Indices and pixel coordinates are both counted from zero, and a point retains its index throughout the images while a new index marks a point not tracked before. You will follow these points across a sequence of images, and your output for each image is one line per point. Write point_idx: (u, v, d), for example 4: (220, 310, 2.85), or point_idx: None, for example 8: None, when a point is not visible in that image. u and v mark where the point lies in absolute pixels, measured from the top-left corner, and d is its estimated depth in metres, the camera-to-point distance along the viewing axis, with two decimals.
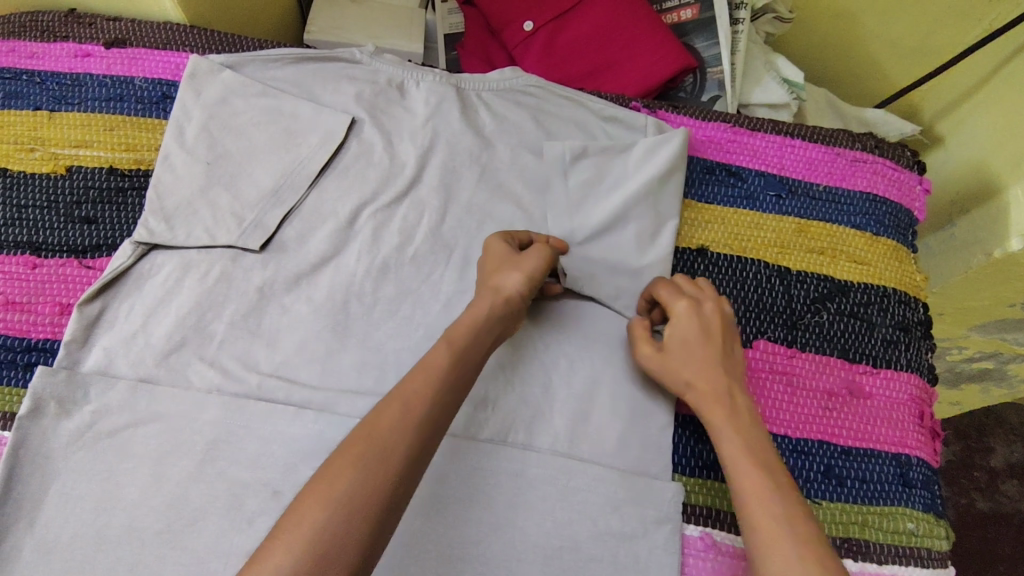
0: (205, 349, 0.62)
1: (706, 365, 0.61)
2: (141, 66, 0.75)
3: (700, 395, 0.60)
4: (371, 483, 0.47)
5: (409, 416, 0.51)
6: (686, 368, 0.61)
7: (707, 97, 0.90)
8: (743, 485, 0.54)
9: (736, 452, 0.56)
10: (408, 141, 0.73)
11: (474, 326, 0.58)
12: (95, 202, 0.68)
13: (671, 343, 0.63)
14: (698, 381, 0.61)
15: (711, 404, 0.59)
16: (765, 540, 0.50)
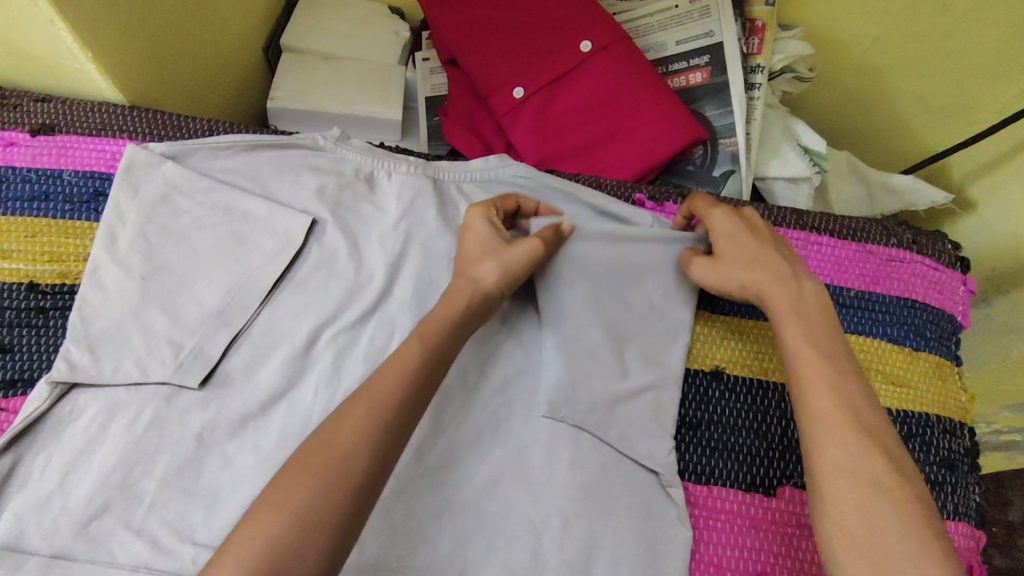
0: (133, 514, 0.53)
1: (758, 251, 0.57)
2: (71, 157, 0.66)
3: (764, 284, 0.55)
4: (308, 539, 0.39)
5: (351, 461, 0.42)
6: (735, 269, 0.57)
7: (719, 172, 0.79)
8: (806, 369, 0.50)
9: (797, 345, 0.51)
10: (377, 248, 0.64)
11: None
12: (12, 327, 0.59)
13: (717, 245, 0.59)
14: (749, 278, 0.56)
15: (767, 299, 0.54)
16: (829, 444, 0.46)
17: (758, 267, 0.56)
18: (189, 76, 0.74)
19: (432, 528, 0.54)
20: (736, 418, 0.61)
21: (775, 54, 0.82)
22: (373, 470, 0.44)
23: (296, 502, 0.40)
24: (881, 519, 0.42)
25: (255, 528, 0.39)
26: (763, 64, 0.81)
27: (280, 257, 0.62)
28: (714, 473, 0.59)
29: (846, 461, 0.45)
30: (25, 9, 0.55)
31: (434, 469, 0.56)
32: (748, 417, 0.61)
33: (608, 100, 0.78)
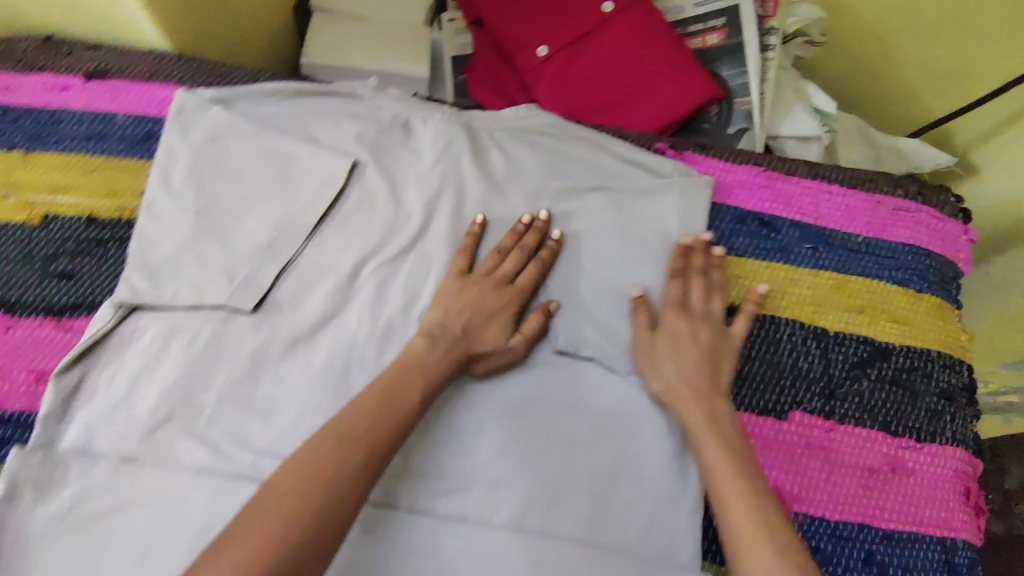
0: (195, 424, 0.58)
1: (691, 366, 0.60)
2: (122, 101, 0.69)
3: (689, 402, 0.59)
4: (302, 528, 0.45)
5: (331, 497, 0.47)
6: (671, 367, 0.60)
7: (734, 130, 0.83)
8: (728, 493, 0.53)
9: (718, 463, 0.55)
10: (414, 188, 0.68)
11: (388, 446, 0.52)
12: (73, 256, 0.63)
13: (660, 332, 0.62)
14: (681, 384, 0.60)
15: (694, 409, 0.58)
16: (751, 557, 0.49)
17: (689, 382, 0.60)
18: (228, 30, 0.78)
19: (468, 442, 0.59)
20: (750, 349, 0.65)
21: (789, 17, 0.86)
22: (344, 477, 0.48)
23: (309, 498, 0.47)
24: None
25: (274, 512, 0.45)
26: (778, 27, 0.84)
27: (323, 196, 0.66)
28: (731, 399, 0.63)
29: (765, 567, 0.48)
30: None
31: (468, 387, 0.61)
32: (760, 348, 0.65)
33: (628, 60, 0.82)
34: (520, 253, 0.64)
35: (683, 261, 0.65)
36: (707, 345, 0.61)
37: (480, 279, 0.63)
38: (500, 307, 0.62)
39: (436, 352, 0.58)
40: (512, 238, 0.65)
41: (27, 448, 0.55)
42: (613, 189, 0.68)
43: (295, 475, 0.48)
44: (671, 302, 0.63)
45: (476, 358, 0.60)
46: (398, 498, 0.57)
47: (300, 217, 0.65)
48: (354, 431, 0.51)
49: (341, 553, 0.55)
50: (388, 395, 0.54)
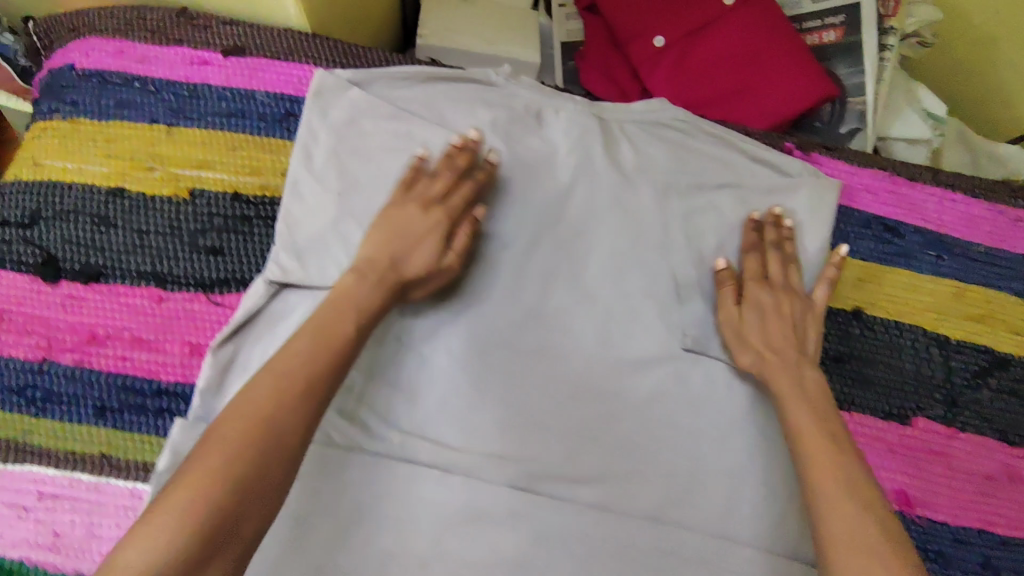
0: (343, 403, 0.59)
1: (780, 337, 0.61)
2: (261, 79, 0.70)
3: (776, 367, 0.59)
4: (257, 459, 0.45)
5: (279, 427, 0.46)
6: (761, 337, 0.61)
7: (846, 129, 0.83)
8: (806, 450, 0.53)
9: (802, 425, 0.55)
10: (547, 176, 0.68)
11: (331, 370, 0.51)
12: (220, 232, 0.64)
13: (748, 302, 0.63)
14: (773, 350, 0.60)
15: (781, 376, 0.59)
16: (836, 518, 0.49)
17: (777, 350, 0.60)
18: (350, 8, 0.78)
19: (604, 430, 0.61)
20: (872, 353, 0.66)
21: (908, 19, 0.85)
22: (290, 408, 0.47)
23: (247, 438, 0.45)
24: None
25: (213, 458, 0.44)
26: (896, 27, 0.84)
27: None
28: (856, 401, 0.65)
29: (847, 523, 0.48)
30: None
31: (604, 377, 0.62)
32: (882, 352, 0.66)
33: (746, 53, 0.80)
34: (454, 172, 0.62)
35: (757, 236, 0.66)
36: (793, 318, 0.62)
37: (412, 202, 0.60)
38: (426, 226, 0.59)
39: (367, 284, 0.56)
40: (444, 162, 0.62)
41: (188, 419, 0.57)
42: (743, 187, 0.69)
43: (239, 417, 0.46)
44: (752, 276, 0.64)
45: (410, 285, 0.59)
46: (539, 482, 0.59)
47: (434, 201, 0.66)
48: (290, 370, 0.49)
49: (508, 540, 0.57)
50: (325, 330, 0.52)
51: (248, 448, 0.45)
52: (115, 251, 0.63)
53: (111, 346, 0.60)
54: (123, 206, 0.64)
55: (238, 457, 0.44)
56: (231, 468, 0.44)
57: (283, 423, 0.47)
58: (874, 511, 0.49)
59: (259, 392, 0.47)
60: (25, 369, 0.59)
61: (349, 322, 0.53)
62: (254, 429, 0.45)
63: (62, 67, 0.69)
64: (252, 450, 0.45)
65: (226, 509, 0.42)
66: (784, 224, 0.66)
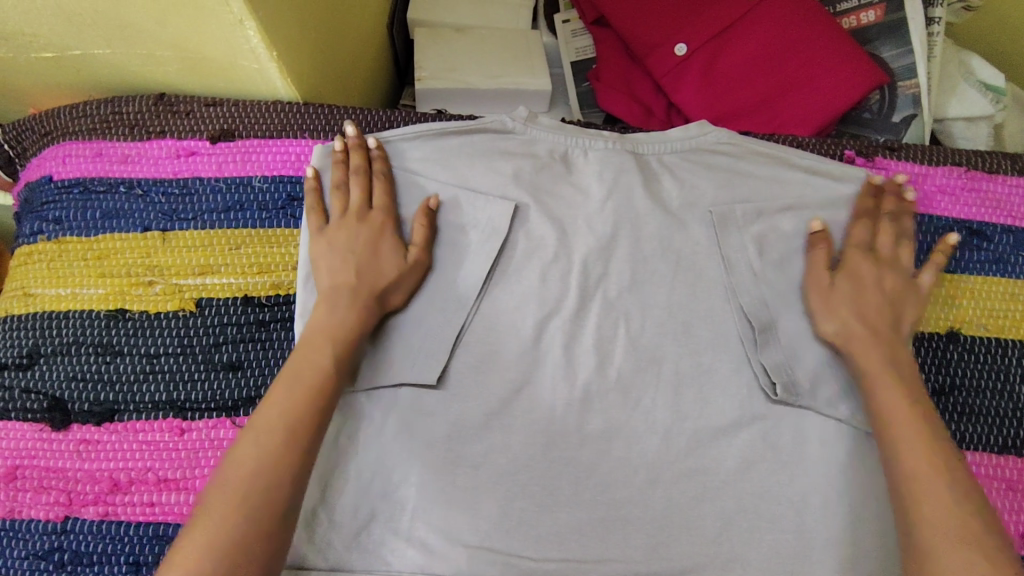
0: (399, 522, 0.53)
1: (872, 311, 0.56)
2: (256, 163, 0.63)
3: (857, 339, 0.54)
4: (253, 522, 0.42)
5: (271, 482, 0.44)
6: (845, 304, 0.56)
7: (899, 117, 0.74)
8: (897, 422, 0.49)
9: (888, 401, 0.50)
10: (586, 230, 0.61)
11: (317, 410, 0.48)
12: (237, 343, 0.58)
13: (840, 270, 0.58)
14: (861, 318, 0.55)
15: (866, 353, 0.53)
16: (918, 485, 0.45)
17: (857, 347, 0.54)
18: (340, 64, 0.71)
19: (692, 512, 0.54)
20: (979, 379, 0.59)
21: None
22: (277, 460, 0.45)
23: (245, 493, 0.43)
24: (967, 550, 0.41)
25: (204, 525, 0.41)
26: None
27: (486, 248, 0.59)
28: (970, 439, 0.57)
29: (924, 483, 0.45)
30: (213, 8, 0.51)
31: (683, 453, 0.55)
32: (989, 376, 0.59)
33: (780, 50, 0.73)
34: (360, 176, 0.59)
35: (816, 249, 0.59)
36: (891, 291, 0.57)
37: (340, 224, 0.57)
38: (376, 237, 0.57)
39: (341, 308, 0.53)
40: (340, 169, 0.60)
41: None
42: (807, 207, 0.62)
43: (236, 476, 0.43)
44: (858, 244, 0.59)
45: (386, 293, 0.56)
46: None
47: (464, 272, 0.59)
48: (281, 418, 0.46)
49: None
50: (302, 373, 0.49)
51: (256, 502, 0.42)
52: (125, 382, 0.57)
53: (136, 492, 0.54)
54: (125, 329, 0.58)
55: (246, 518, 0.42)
56: (237, 525, 0.41)
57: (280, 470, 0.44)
58: (949, 465, 0.46)
59: (253, 445, 0.45)
60: (47, 531, 0.54)
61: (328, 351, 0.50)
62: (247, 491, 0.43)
63: (41, 180, 0.63)
64: (257, 504, 0.43)
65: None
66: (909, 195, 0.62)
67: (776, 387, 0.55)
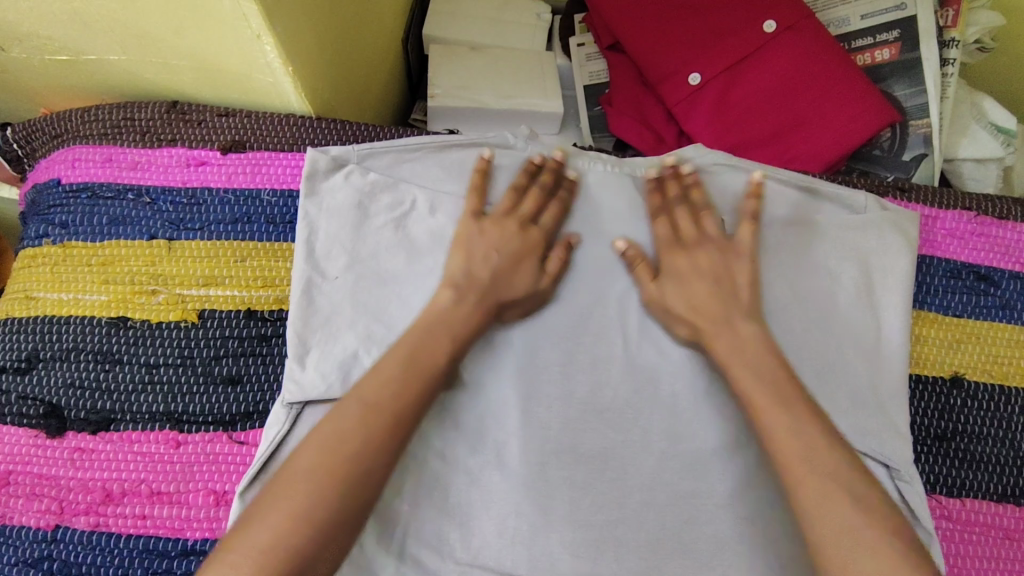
0: (391, 539, 0.52)
1: (702, 296, 0.56)
2: (266, 175, 0.63)
3: (711, 331, 0.55)
4: (376, 459, 0.46)
5: (401, 414, 0.48)
6: (681, 296, 0.57)
7: (910, 155, 0.74)
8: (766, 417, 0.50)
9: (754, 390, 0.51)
10: (586, 251, 0.60)
11: (442, 365, 0.52)
12: (238, 357, 0.58)
13: (666, 264, 0.58)
14: (700, 308, 0.56)
15: (716, 333, 0.55)
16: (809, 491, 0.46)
17: (703, 311, 0.56)
18: (355, 79, 0.71)
19: (683, 535, 0.53)
20: (978, 426, 0.58)
21: (969, 26, 0.77)
22: (396, 366, 0.50)
23: (367, 428, 0.46)
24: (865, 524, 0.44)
25: (350, 429, 0.46)
26: (958, 38, 0.76)
27: None
28: (968, 485, 0.57)
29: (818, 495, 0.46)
30: (232, 22, 0.51)
31: (678, 477, 0.55)
32: (989, 424, 0.59)
33: (794, 85, 0.73)
34: (540, 184, 0.61)
35: (662, 197, 0.62)
36: (715, 269, 0.57)
37: (506, 225, 0.58)
38: (522, 252, 0.57)
39: (463, 305, 0.55)
40: (526, 177, 0.61)
41: None
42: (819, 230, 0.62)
43: (375, 392, 0.48)
44: (665, 237, 0.59)
45: (505, 305, 0.57)
46: None
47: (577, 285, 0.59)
48: (429, 361, 0.51)
49: None
50: (420, 353, 0.51)
51: (341, 486, 0.44)
52: (123, 391, 0.56)
53: (129, 504, 0.54)
54: (127, 337, 0.58)
55: (359, 459, 0.45)
56: (366, 450, 0.46)
57: (391, 426, 0.47)
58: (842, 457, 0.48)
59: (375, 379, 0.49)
60: (38, 539, 0.53)
61: (451, 332, 0.53)
62: (389, 408, 0.48)
63: (48, 182, 0.63)
64: (365, 454, 0.46)
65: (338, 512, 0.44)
66: (683, 174, 0.62)
67: None
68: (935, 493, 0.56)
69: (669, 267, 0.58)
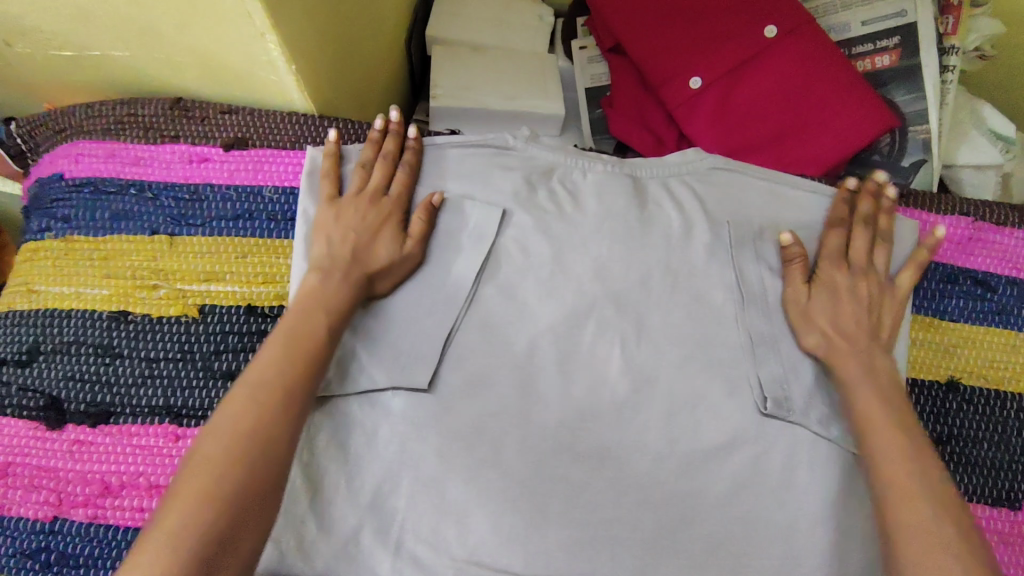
0: (388, 534, 0.53)
1: (850, 324, 0.58)
2: (268, 172, 0.64)
3: (842, 353, 0.56)
4: (274, 431, 0.45)
5: (286, 387, 0.48)
6: (826, 317, 0.58)
7: (909, 161, 0.74)
8: (876, 434, 0.51)
9: (872, 413, 0.53)
10: (584, 252, 0.61)
11: (321, 334, 0.51)
12: (237, 352, 0.58)
13: (818, 282, 0.60)
14: (836, 333, 0.57)
15: (849, 363, 0.56)
16: (897, 505, 0.47)
17: (847, 333, 0.57)
18: (357, 77, 0.72)
19: (676, 535, 0.54)
20: (973, 430, 0.59)
21: (970, 33, 0.77)
22: (267, 349, 0.49)
23: (247, 402, 0.46)
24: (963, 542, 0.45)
25: (233, 403, 0.46)
26: (958, 46, 0.77)
27: (478, 250, 0.60)
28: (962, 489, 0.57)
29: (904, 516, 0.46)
30: (235, 21, 0.52)
31: (673, 477, 0.55)
32: (984, 429, 0.59)
33: (793, 91, 0.74)
34: (387, 158, 0.61)
35: (855, 206, 0.63)
36: (869, 299, 0.59)
37: (353, 199, 0.59)
38: (381, 222, 0.58)
39: (332, 279, 0.54)
40: (371, 150, 0.62)
41: None
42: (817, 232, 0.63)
43: (257, 370, 0.48)
44: (829, 252, 0.61)
45: (375, 277, 0.57)
46: None
47: (521, 266, 0.61)
48: (312, 332, 0.51)
49: None
50: (296, 332, 0.51)
51: (238, 462, 0.43)
52: (122, 385, 0.57)
53: (127, 496, 0.54)
54: (128, 331, 0.58)
55: (254, 428, 0.45)
56: (253, 418, 0.45)
57: (278, 397, 0.47)
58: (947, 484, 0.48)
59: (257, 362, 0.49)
60: (36, 530, 0.53)
61: (329, 305, 0.53)
62: (271, 382, 0.47)
63: (50, 177, 0.64)
64: (256, 422, 0.45)
65: (242, 490, 0.42)
66: (887, 192, 0.63)
67: (767, 400, 0.56)
68: None
69: (817, 281, 0.59)
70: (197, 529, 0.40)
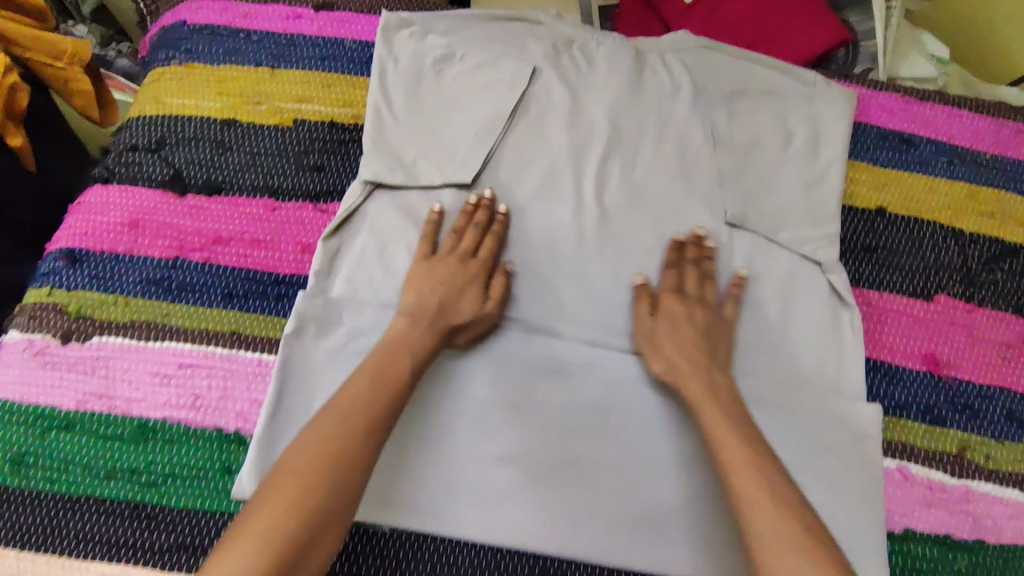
0: None
1: (689, 345, 0.63)
2: (349, 29, 0.81)
3: (686, 377, 0.61)
4: (360, 454, 0.52)
5: (370, 413, 0.55)
6: (668, 344, 0.64)
7: (860, 69, 0.92)
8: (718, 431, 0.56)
9: (715, 425, 0.56)
10: (595, 101, 0.77)
11: (408, 368, 0.59)
12: (322, 153, 0.74)
13: (662, 315, 0.66)
14: (676, 361, 0.62)
15: (690, 379, 0.61)
16: (754, 507, 0.50)
17: (687, 357, 0.62)
18: None
19: None
20: (895, 244, 0.75)
21: None
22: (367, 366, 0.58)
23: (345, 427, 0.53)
24: (770, 487, 0.51)
25: (326, 427, 0.53)
26: None
27: (515, 90, 0.76)
28: (885, 282, 0.73)
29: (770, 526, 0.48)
30: None
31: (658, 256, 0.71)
32: (904, 243, 0.75)
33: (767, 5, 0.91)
34: (476, 227, 0.68)
35: (678, 253, 0.70)
36: (705, 326, 0.65)
37: (445, 260, 0.67)
38: (465, 281, 0.65)
39: (417, 329, 0.62)
40: (463, 219, 0.69)
41: (309, 293, 0.66)
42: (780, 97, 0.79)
43: (349, 396, 0.56)
44: (668, 290, 0.67)
45: (455, 330, 0.64)
46: (609, 341, 0.67)
47: (546, 110, 0.76)
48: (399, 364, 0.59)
49: (585, 393, 0.64)
50: (385, 371, 0.58)
51: (320, 485, 0.50)
52: (231, 170, 0.72)
53: (232, 246, 0.69)
54: (236, 133, 0.74)
55: (346, 447, 0.52)
56: (338, 441, 0.52)
57: (365, 421, 0.54)
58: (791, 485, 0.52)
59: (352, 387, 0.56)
60: (159, 265, 0.68)
61: (412, 348, 0.60)
62: (359, 408, 0.55)
63: (176, 24, 0.81)
64: (355, 445, 0.52)
65: (318, 509, 0.49)
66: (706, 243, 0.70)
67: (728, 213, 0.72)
68: (859, 286, 0.73)
69: (659, 330, 0.65)
70: (284, 529, 0.47)
